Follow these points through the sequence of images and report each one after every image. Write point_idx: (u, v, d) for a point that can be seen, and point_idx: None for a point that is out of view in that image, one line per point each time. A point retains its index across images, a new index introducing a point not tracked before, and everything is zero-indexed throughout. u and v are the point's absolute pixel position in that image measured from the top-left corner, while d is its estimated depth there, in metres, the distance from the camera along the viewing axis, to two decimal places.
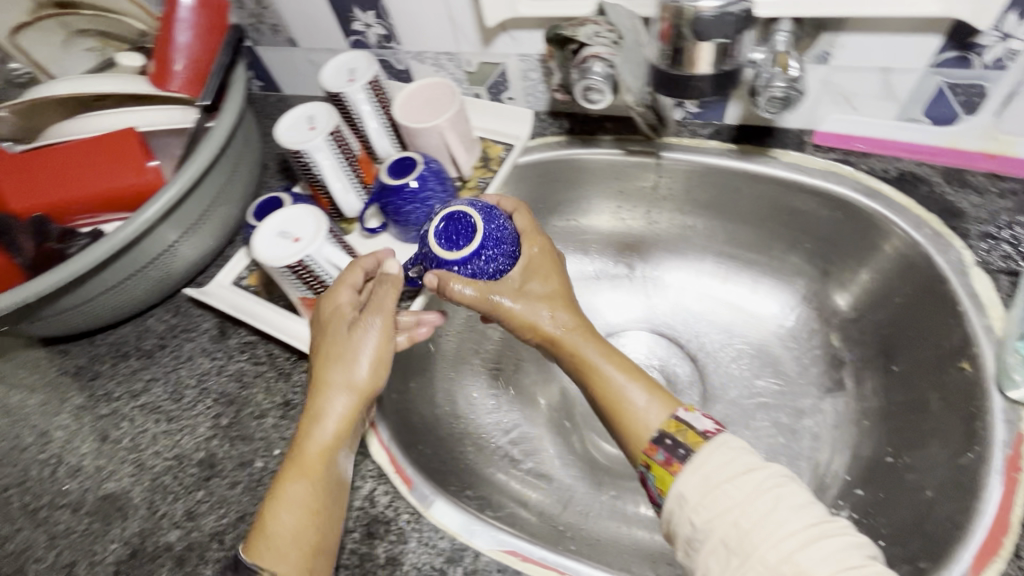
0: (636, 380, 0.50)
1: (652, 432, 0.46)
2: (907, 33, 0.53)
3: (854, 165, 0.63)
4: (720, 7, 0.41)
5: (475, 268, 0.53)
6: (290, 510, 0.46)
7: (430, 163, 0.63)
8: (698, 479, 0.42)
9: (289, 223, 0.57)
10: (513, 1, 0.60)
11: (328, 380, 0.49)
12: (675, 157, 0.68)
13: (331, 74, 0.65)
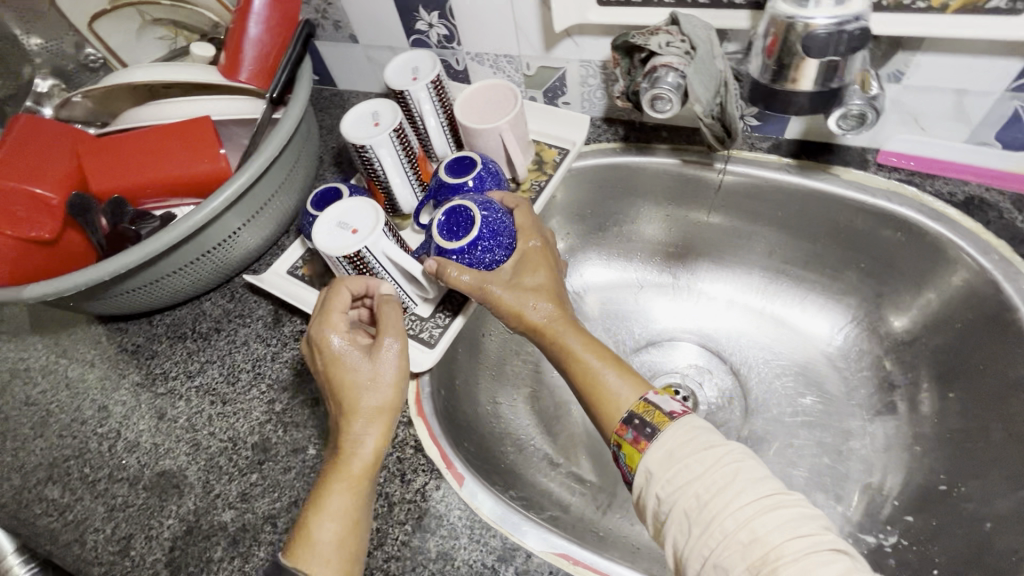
0: (613, 365, 0.51)
1: (622, 412, 0.48)
2: (987, 56, 0.53)
3: (919, 187, 0.62)
4: (834, 25, 0.41)
5: (472, 257, 0.55)
6: (333, 519, 0.47)
7: (486, 163, 0.61)
8: (662, 454, 0.44)
9: (348, 214, 0.57)
10: (583, 8, 0.60)
11: (360, 404, 0.50)
12: (733, 169, 0.68)
13: (395, 73, 0.65)
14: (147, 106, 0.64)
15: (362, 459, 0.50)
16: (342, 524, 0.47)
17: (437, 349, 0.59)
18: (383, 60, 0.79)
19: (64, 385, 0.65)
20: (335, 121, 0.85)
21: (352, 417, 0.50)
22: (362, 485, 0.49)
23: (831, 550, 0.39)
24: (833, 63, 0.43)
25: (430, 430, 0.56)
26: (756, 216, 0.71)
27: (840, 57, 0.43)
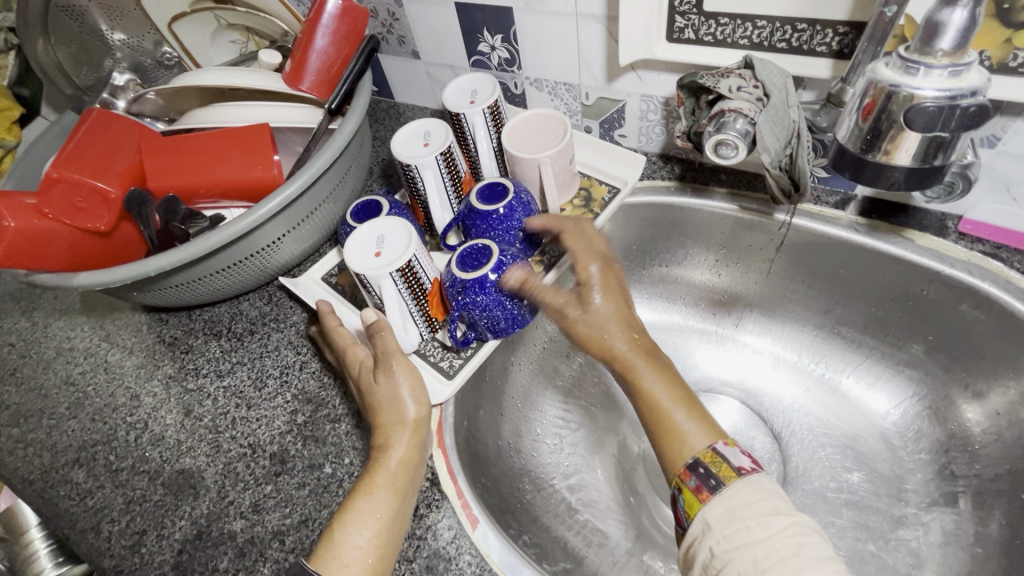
0: (687, 407, 0.50)
1: (688, 458, 0.46)
2: None
3: (1004, 262, 0.56)
4: (945, 99, 0.37)
5: (507, 267, 0.54)
6: (358, 529, 0.47)
7: (520, 193, 0.60)
8: (723, 509, 0.42)
9: (396, 232, 0.55)
10: (652, 42, 0.58)
11: (383, 419, 0.52)
12: (795, 221, 0.64)
13: (452, 95, 0.65)
14: (209, 108, 0.65)
15: (389, 470, 0.49)
16: (369, 534, 0.47)
17: (455, 381, 0.57)
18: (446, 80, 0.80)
19: (103, 368, 0.67)
20: (388, 133, 0.86)
21: (385, 430, 0.51)
22: (390, 495, 0.48)
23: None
24: (937, 139, 0.39)
25: (449, 466, 0.54)
26: (816, 273, 0.66)
27: (945, 135, 0.38)
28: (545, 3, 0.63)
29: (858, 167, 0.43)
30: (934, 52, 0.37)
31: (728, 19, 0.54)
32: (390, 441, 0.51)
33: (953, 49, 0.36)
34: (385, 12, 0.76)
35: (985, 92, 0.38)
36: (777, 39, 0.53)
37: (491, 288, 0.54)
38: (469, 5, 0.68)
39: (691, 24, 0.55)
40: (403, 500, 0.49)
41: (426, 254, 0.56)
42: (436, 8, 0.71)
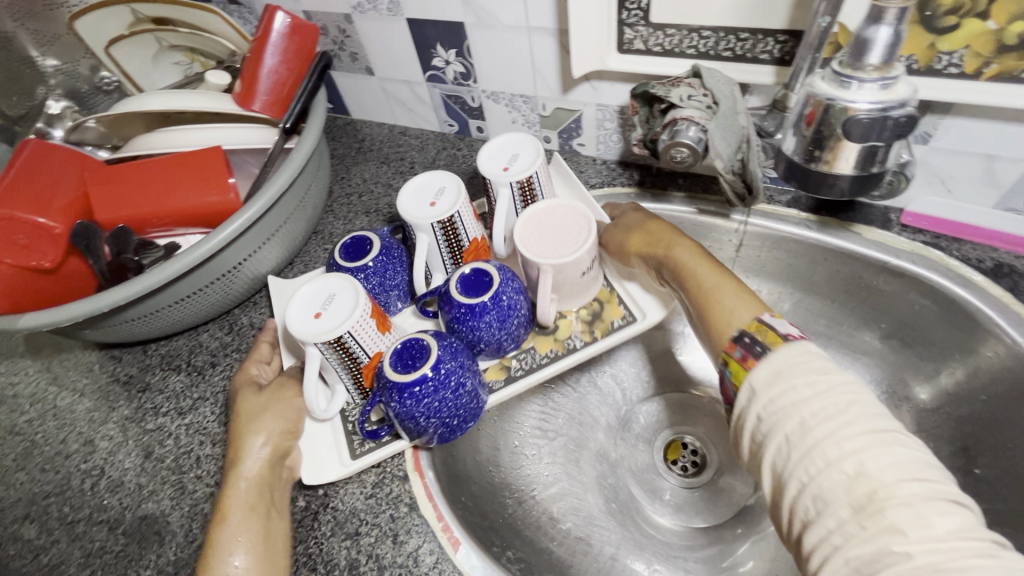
0: (731, 290, 0.52)
1: (734, 332, 0.48)
2: (1019, 124, 0.51)
3: (945, 251, 0.60)
4: (877, 110, 0.39)
5: (437, 382, 0.49)
6: (227, 555, 0.45)
7: (501, 296, 0.54)
8: (767, 372, 0.43)
9: (347, 300, 0.52)
10: (603, 55, 0.59)
11: (237, 435, 0.51)
12: (752, 222, 0.66)
13: (489, 156, 0.60)
14: (158, 134, 0.63)
15: (243, 493, 0.48)
16: (246, 555, 0.45)
17: (353, 465, 0.53)
18: (422, 103, 0.80)
19: (52, 414, 0.63)
20: (346, 151, 0.85)
21: (237, 444, 0.51)
22: (251, 515, 0.47)
23: (944, 499, 0.35)
24: (873, 148, 0.41)
25: (427, 489, 0.53)
26: (774, 268, 0.69)
27: (877, 144, 0.40)
28: (496, 18, 0.63)
29: (805, 176, 0.45)
30: (865, 66, 0.38)
31: (675, 30, 0.55)
32: (240, 453, 0.50)
33: (881, 64, 0.38)
34: (335, 30, 0.74)
35: (913, 102, 0.40)
36: (722, 49, 0.55)
37: (406, 401, 0.48)
38: (421, 21, 0.68)
39: (640, 35, 0.57)
40: (268, 516, 0.48)
41: (369, 330, 0.52)
42: (387, 25, 0.70)
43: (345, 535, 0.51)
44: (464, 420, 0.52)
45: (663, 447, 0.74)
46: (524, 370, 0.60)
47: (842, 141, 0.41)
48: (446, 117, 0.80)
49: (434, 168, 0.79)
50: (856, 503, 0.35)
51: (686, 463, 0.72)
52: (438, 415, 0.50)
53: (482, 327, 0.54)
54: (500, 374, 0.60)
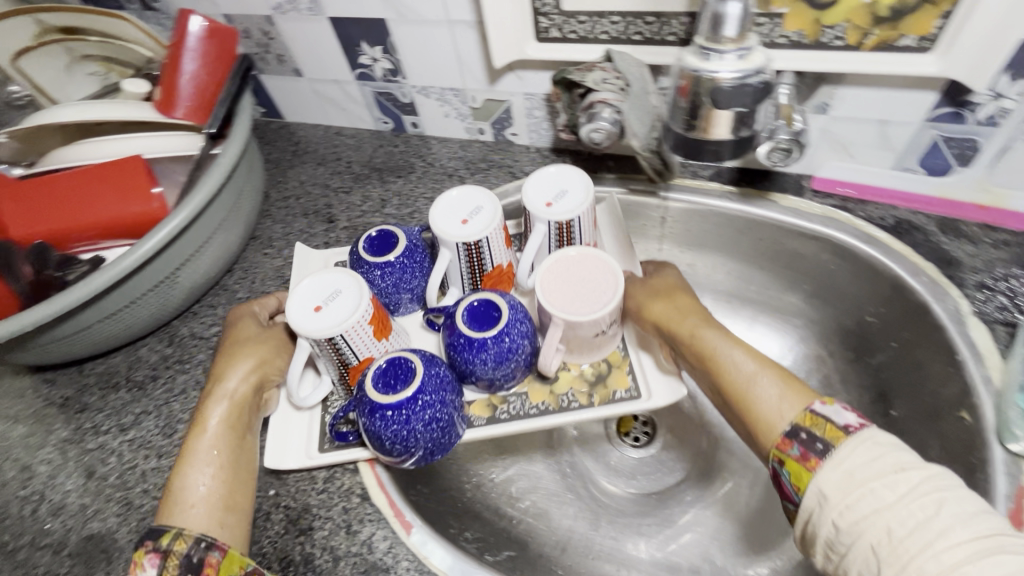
0: (770, 373, 0.48)
1: (783, 425, 0.44)
2: (903, 89, 0.55)
3: (852, 212, 0.64)
4: (738, 79, 0.41)
5: (408, 415, 0.48)
6: (199, 468, 0.48)
7: (502, 339, 0.53)
8: (840, 476, 0.40)
9: (348, 300, 0.53)
10: (521, 44, 0.61)
11: (227, 360, 0.55)
12: (678, 198, 0.69)
13: (535, 188, 0.60)
14: (77, 148, 0.62)
15: (221, 414, 0.51)
16: (213, 475, 0.48)
17: (315, 458, 0.54)
18: (355, 101, 0.80)
19: None
20: (282, 154, 0.84)
21: (224, 367, 0.54)
22: (226, 434, 0.50)
23: None
24: (739, 115, 0.43)
25: (378, 478, 0.54)
26: (703, 241, 0.72)
27: (743, 109, 0.42)
28: (416, 13, 0.64)
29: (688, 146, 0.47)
30: (721, 38, 0.41)
31: (586, 17, 0.57)
32: (226, 375, 0.53)
33: (734, 35, 0.41)
34: (258, 32, 0.74)
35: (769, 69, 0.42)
36: (632, 33, 0.57)
37: (377, 421, 0.48)
38: (343, 19, 0.68)
39: (554, 23, 0.59)
40: (243, 437, 0.51)
41: (363, 336, 0.52)
42: (309, 25, 0.70)
43: (299, 532, 0.52)
44: (433, 452, 0.52)
45: (616, 420, 0.77)
46: (509, 415, 0.59)
47: (713, 109, 0.43)
48: (381, 115, 0.81)
49: (372, 166, 0.79)
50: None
51: (639, 434, 0.75)
52: (405, 442, 0.49)
53: (477, 363, 0.54)
54: (484, 411, 0.59)
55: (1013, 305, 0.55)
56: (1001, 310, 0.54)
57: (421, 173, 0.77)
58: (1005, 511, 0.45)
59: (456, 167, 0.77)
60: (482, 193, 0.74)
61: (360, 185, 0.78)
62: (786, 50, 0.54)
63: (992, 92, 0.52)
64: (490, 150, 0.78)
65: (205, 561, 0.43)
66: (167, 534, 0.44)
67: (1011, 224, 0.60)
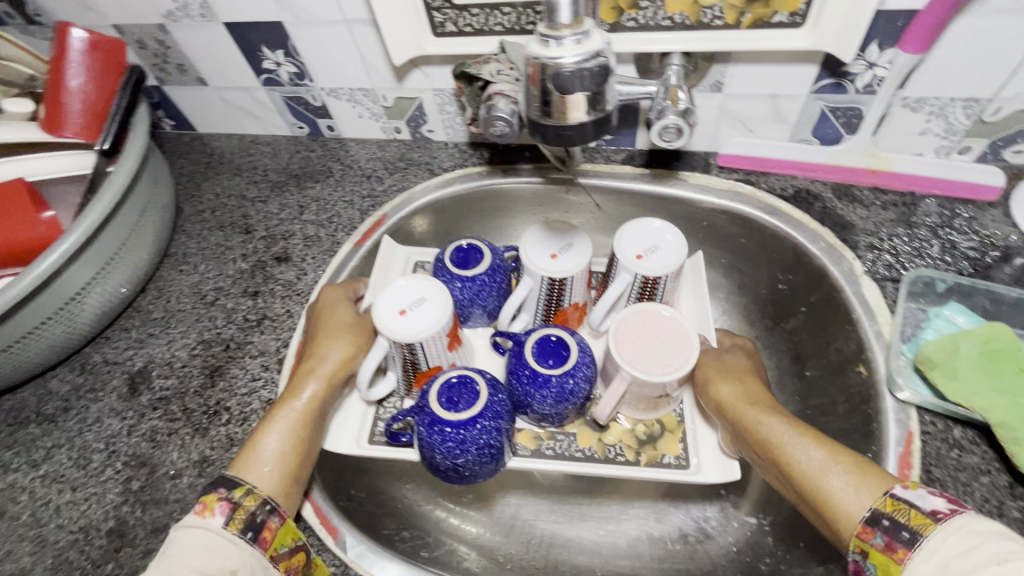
0: (843, 459, 0.44)
1: (863, 514, 0.40)
2: (786, 64, 0.57)
3: (755, 184, 0.66)
4: (577, 63, 0.39)
5: (466, 435, 0.51)
6: (275, 434, 0.50)
7: (566, 380, 0.55)
8: (931, 568, 0.35)
9: (432, 313, 0.54)
10: (418, 40, 0.61)
11: (321, 335, 0.57)
12: (592, 183, 0.70)
13: (630, 236, 0.60)
14: None
15: (310, 387, 0.54)
16: (287, 443, 0.50)
17: (363, 447, 0.59)
18: (267, 108, 0.78)
19: None
20: (195, 167, 0.81)
21: (320, 341, 0.57)
22: (305, 407, 0.53)
23: None
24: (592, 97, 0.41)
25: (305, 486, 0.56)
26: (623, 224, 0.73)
27: (592, 93, 0.41)
28: (311, 14, 0.63)
29: (544, 132, 0.44)
30: (559, 26, 0.40)
31: (478, 10, 0.57)
32: (321, 350, 0.56)
33: (570, 20, 0.40)
34: (153, 42, 0.71)
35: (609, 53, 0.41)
36: (525, 23, 0.58)
37: (433, 436, 0.51)
38: (238, 24, 0.66)
39: (449, 17, 0.58)
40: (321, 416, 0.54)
41: (438, 346, 0.55)
42: (205, 32, 0.68)
43: None
44: (472, 474, 0.54)
45: None
46: (554, 453, 0.60)
47: (564, 95, 0.41)
48: (295, 120, 0.79)
49: (290, 173, 0.78)
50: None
51: None
52: (454, 459, 0.51)
53: (535, 397, 0.55)
54: (531, 441, 0.61)
55: (899, 262, 0.58)
56: (888, 268, 0.58)
57: (339, 177, 0.76)
58: (894, 456, 0.48)
59: (374, 168, 0.76)
60: (401, 192, 0.73)
61: (277, 193, 0.76)
62: (671, 32, 0.55)
63: (865, 62, 0.55)
64: (408, 149, 0.77)
65: (266, 524, 0.44)
66: (239, 488, 0.45)
67: (896, 185, 0.63)
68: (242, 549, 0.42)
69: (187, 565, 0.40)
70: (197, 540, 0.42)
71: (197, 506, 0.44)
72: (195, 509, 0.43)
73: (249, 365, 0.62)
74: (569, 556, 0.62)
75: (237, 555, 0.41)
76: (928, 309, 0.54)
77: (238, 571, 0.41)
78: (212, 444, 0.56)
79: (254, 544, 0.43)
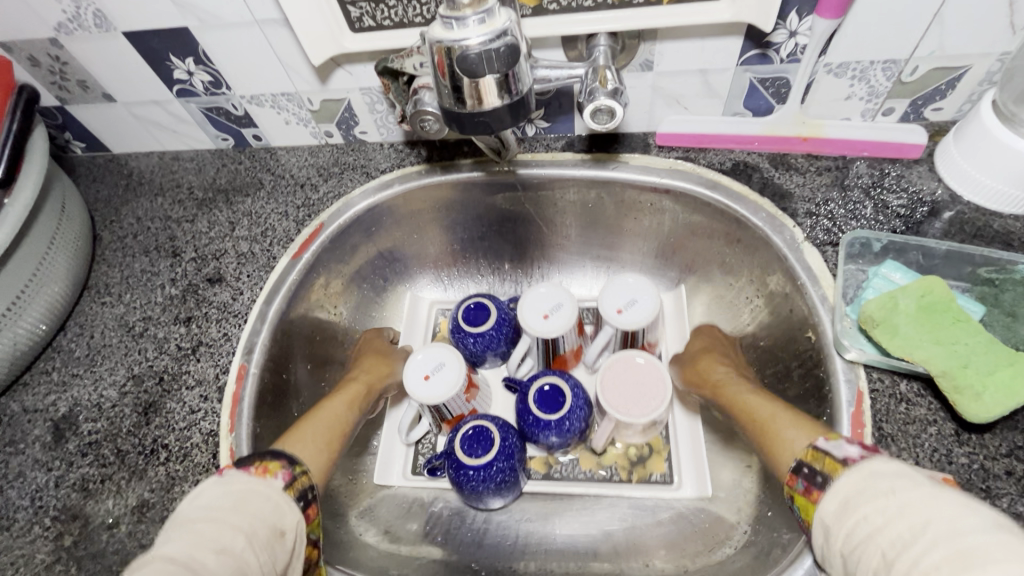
0: (792, 420, 0.48)
1: (791, 462, 0.45)
2: (712, 38, 0.57)
3: (695, 161, 0.66)
4: (482, 45, 0.40)
5: (487, 475, 0.57)
6: (327, 413, 0.57)
7: (563, 421, 0.60)
8: (836, 504, 0.39)
9: (439, 387, 0.61)
10: (336, 36, 0.57)
11: (366, 353, 0.68)
12: (532, 172, 0.68)
13: (611, 290, 0.63)
14: None
15: (353, 387, 0.62)
16: (330, 429, 0.55)
17: (410, 479, 0.65)
18: (185, 123, 0.73)
19: None
20: (113, 190, 0.76)
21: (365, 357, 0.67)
22: (348, 403, 0.59)
23: None
24: (504, 79, 0.42)
25: None
26: (570, 213, 0.72)
27: (500, 75, 0.42)
28: (218, 17, 0.59)
29: (462, 122, 0.45)
30: (460, 6, 0.40)
31: (395, 1, 0.55)
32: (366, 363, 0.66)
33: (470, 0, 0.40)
34: (46, 58, 0.65)
35: (516, 31, 0.42)
36: None
37: (459, 478, 0.57)
38: (139, 33, 0.61)
39: (365, 11, 0.56)
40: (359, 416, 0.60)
41: (457, 400, 0.62)
42: (104, 44, 0.63)
43: None
44: (492, 503, 0.60)
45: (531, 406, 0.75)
46: (561, 475, 0.64)
47: (474, 79, 0.42)
48: (217, 131, 0.74)
49: (216, 188, 0.73)
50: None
51: None
52: (478, 494, 0.58)
53: (542, 437, 0.61)
54: (542, 467, 0.65)
55: (836, 226, 0.59)
56: (827, 233, 0.59)
57: (271, 188, 0.72)
58: (846, 416, 0.48)
59: (308, 175, 0.73)
60: (338, 199, 0.70)
61: (204, 211, 0.71)
62: (595, 12, 0.54)
63: (787, 31, 0.56)
64: (342, 152, 0.74)
65: (311, 504, 0.46)
66: (300, 464, 0.47)
67: (827, 151, 0.63)
68: (295, 516, 0.43)
69: (247, 514, 0.40)
70: (255, 494, 0.42)
71: (258, 467, 0.45)
72: (253, 469, 0.44)
73: (187, 397, 0.58)
74: (544, 554, 0.60)
75: (294, 517, 0.43)
76: (867, 269, 0.56)
77: (287, 531, 0.42)
78: (151, 486, 0.53)
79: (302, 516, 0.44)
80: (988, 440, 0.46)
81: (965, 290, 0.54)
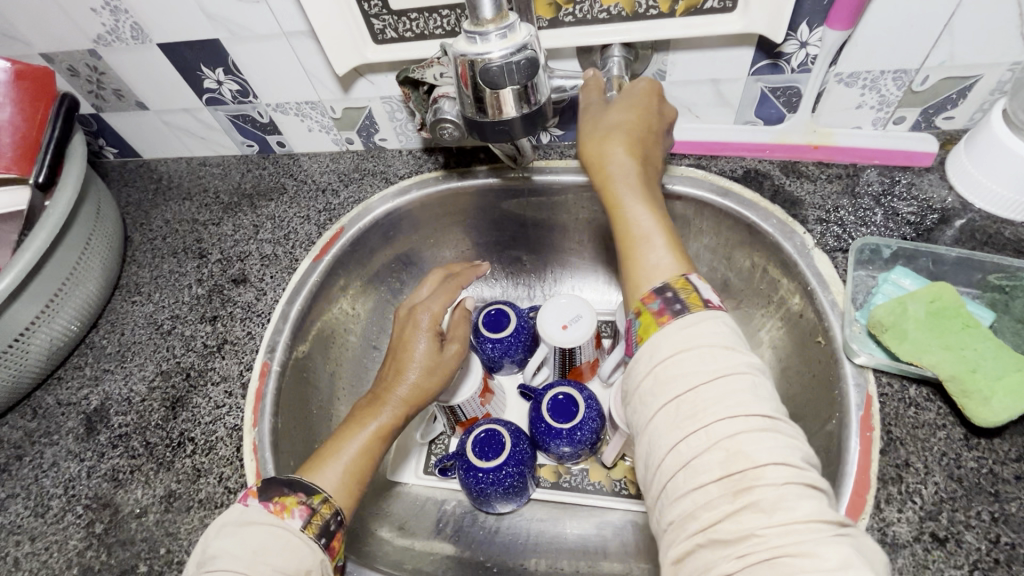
0: (662, 233, 0.45)
1: (656, 283, 0.42)
2: (724, 49, 0.58)
3: (706, 169, 0.67)
4: (504, 57, 0.42)
5: (495, 479, 0.58)
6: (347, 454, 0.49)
7: (575, 431, 0.61)
8: (675, 334, 0.38)
9: (462, 388, 0.62)
10: (359, 47, 0.60)
11: (400, 358, 0.55)
12: (546, 179, 0.69)
13: None
14: None
15: (384, 417, 0.52)
16: (350, 473, 0.49)
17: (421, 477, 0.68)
18: (212, 130, 0.76)
19: None
20: (143, 195, 0.79)
21: (398, 362, 0.55)
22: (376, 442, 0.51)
23: (800, 488, 0.32)
24: (522, 90, 0.44)
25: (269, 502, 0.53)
26: (583, 218, 0.73)
27: (519, 86, 0.44)
28: (248, 29, 0.62)
29: (481, 129, 0.47)
30: (483, 22, 0.42)
31: (417, 14, 0.57)
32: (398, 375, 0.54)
33: (493, 16, 0.42)
34: (85, 68, 0.69)
35: (534, 45, 0.44)
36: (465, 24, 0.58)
37: (469, 479, 0.59)
38: (172, 44, 0.64)
39: (388, 24, 0.58)
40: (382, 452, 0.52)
41: (473, 403, 0.63)
42: (139, 54, 0.66)
43: None
44: (499, 506, 0.61)
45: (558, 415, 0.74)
46: (571, 485, 0.65)
47: (494, 90, 0.44)
48: (243, 138, 0.77)
49: (241, 193, 0.76)
50: (727, 483, 0.32)
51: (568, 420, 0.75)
52: (484, 497, 0.59)
53: (552, 444, 0.62)
54: (552, 476, 0.66)
55: (846, 233, 0.60)
56: (837, 239, 0.59)
57: (293, 193, 0.75)
58: (855, 418, 0.49)
59: (328, 181, 0.75)
60: (357, 204, 0.72)
61: (230, 215, 0.74)
62: (609, 24, 0.56)
63: (798, 41, 0.57)
64: (362, 159, 0.76)
65: (336, 533, 0.45)
66: (318, 494, 0.45)
67: (838, 159, 0.65)
68: (317, 555, 0.43)
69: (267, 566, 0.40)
70: (274, 542, 0.42)
71: (274, 505, 0.44)
72: (273, 507, 0.44)
73: (212, 392, 0.60)
74: (554, 552, 0.61)
75: (315, 557, 0.43)
76: (877, 275, 0.57)
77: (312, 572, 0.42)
78: (178, 477, 0.55)
79: (325, 551, 0.43)
80: (997, 445, 0.46)
81: (974, 297, 0.54)
